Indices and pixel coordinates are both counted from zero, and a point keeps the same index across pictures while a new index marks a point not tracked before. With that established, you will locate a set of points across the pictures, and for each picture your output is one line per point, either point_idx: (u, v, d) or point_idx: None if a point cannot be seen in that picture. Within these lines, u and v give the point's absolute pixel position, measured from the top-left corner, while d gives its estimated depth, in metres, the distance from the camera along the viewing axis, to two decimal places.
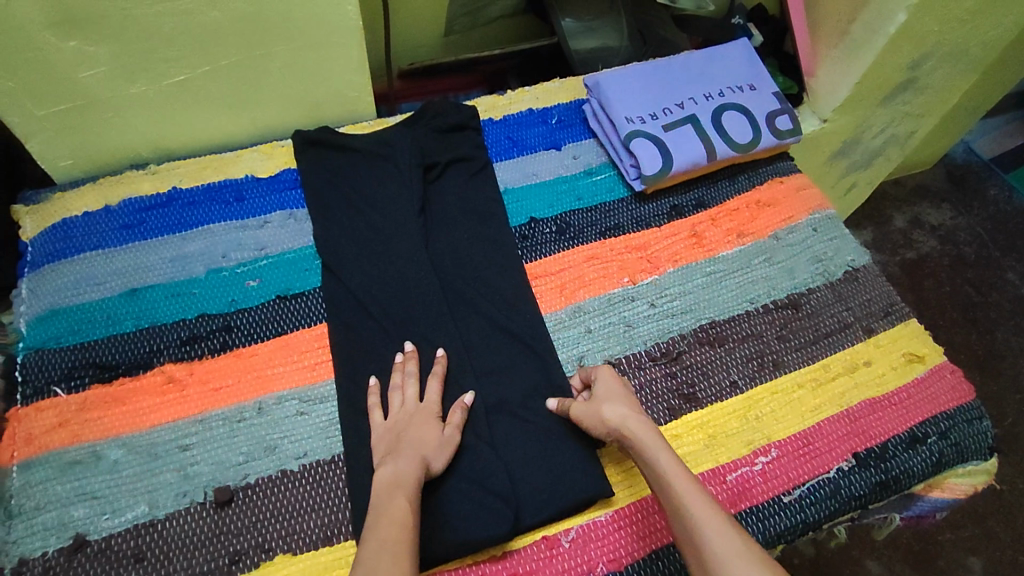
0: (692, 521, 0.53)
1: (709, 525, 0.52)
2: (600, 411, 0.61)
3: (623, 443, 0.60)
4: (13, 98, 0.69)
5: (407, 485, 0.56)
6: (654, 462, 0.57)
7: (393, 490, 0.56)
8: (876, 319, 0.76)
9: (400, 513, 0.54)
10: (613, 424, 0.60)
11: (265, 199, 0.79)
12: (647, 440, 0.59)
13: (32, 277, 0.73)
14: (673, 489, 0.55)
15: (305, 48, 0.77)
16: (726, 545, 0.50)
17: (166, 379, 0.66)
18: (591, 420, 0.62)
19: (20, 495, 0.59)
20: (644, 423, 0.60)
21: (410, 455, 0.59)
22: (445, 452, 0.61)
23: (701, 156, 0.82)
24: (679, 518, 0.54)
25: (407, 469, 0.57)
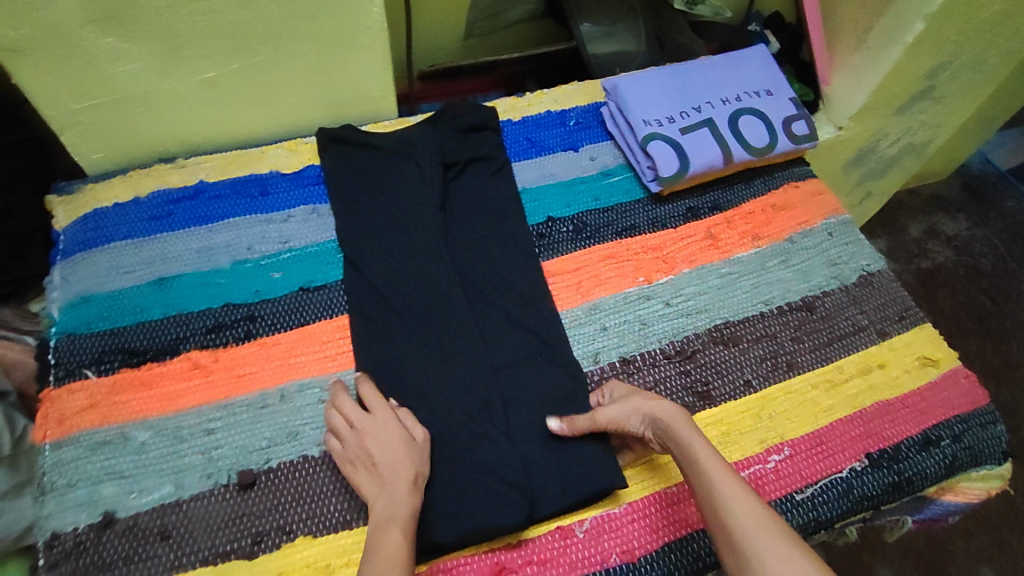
0: (721, 500, 0.54)
1: (740, 509, 0.53)
2: (631, 404, 0.63)
3: (655, 428, 0.61)
4: (51, 91, 0.72)
5: (400, 519, 0.56)
6: (685, 443, 0.58)
7: (387, 525, 0.55)
8: (890, 323, 0.77)
9: (397, 550, 0.53)
10: (646, 412, 0.62)
11: (290, 193, 0.81)
12: (678, 422, 0.60)
13: (65, 264, 0.75)
14: (704, 468, 0.56)
15: (331, 47, 0.79)
16: (756, 524, 0.52)
17: (192, 365, 0.68)
18: (625, 417, 0.63)
19: (53, 472, 0.62)
20: (675, 407, 0.62)
21: (400, 476, 0.59)
22: (427, 459, 0.61)
23: (717, 159, 0.83)
24: (707, 497, 0.55)
25: (399, 499, 0.57)
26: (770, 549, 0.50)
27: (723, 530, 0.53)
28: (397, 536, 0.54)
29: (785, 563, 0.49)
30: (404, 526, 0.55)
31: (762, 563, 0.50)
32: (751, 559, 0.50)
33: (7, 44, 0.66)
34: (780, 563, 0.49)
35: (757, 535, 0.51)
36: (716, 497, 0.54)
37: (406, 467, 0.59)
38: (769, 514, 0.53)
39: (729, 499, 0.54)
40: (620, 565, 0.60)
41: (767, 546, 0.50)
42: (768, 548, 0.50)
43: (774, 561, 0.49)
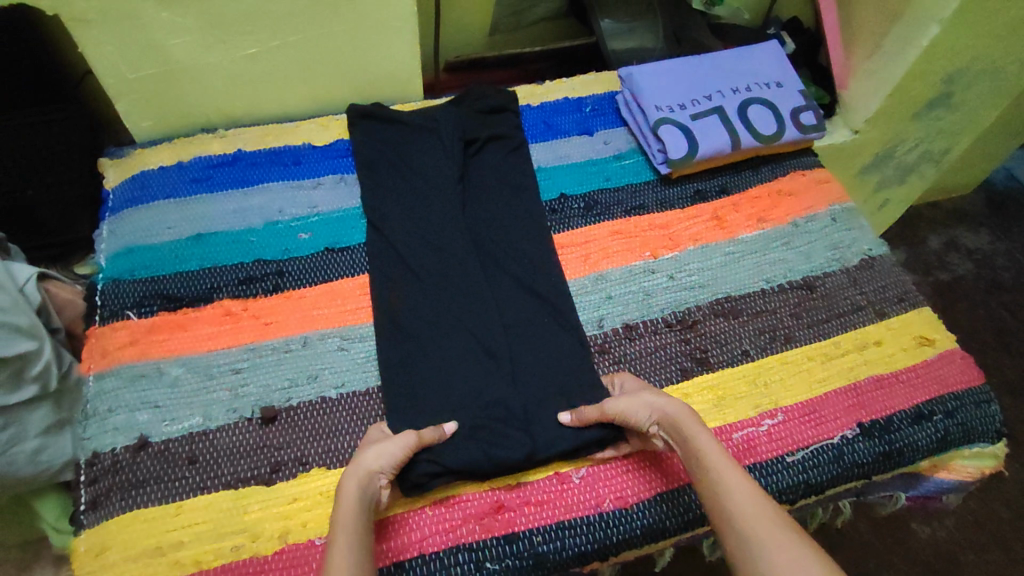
0: (726, 493, 0.54)
1: (748, 508, 0.53)
2: (641, 398, 0.64)
3: (662, 422, 0.62)
4: (110, 60, 0.79)
5: (349, 528, 0.52)
6: (691, 437, 0.59)
7: (335, 534, 0.52)
8: (889, 304, 0.79)
9: (346, 554, 0.50)
10: (653, 406, 0.63)
11: (321, 164, 0.87)
12: (684, 417, 0.60)
13: (112, 219, 0.82)
14: (710, 462, 0.56)
15: (364, 29, 0.86)
16: (761, 517, 0.52)
17: (224, 312, 0.74)
18: (634, 409, 0.63)
19: (95, 400, 0.68)
20: (681, 404, 0.62)
21: (352, 478, 0.57)
22: (393, 450, 0.60)
23: (725, 144, 0.86)
24: (713, 491, 0.55)
25: (346, 506, 0.54)
26: (774, 539, 0.50)
27: (726, 522, 0.53)
28: (345, 542, 0.51)
29: (792, 555, 0.49)
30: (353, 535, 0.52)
31: (765, 551, 0.50)
32: (756, 549, 0.50)
33: (77, 13, 0.73)
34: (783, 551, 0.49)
35: (760, 526, 0.51)
36: (722, 491, 0.55)
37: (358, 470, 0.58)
38: (773, 507, 0.53)
39: (736, 497, 0.54)
40: (613, 511, 0.63)
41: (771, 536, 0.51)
42: (771, 538, 0.51)
43: (779, 553, 0.49)
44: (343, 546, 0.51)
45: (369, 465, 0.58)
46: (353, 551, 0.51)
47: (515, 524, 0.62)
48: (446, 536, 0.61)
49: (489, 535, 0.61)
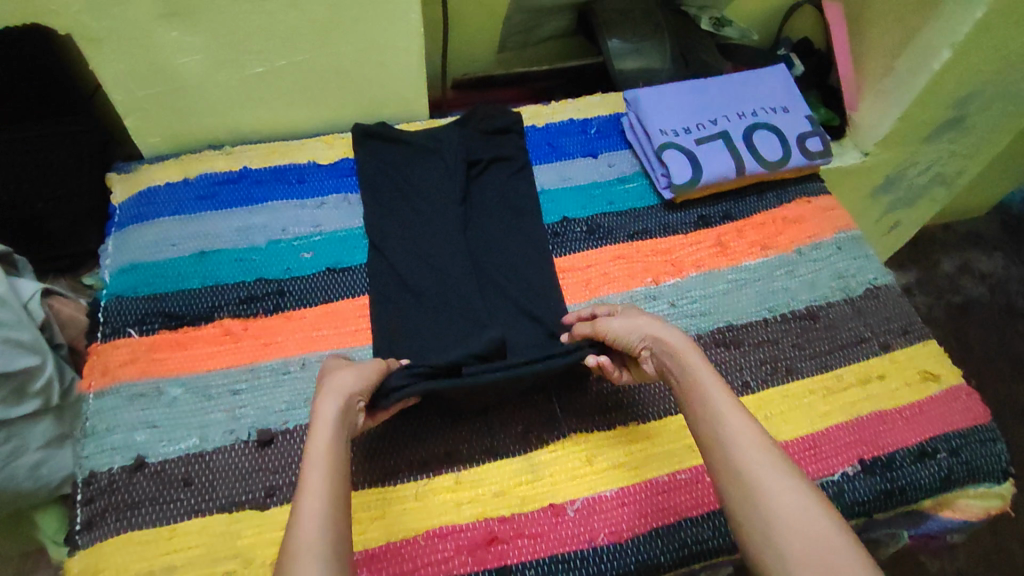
0: (729, 430, 0.57)
1: (750, 448, 0.56)
2: (637, 326, 0.67)
3: (664, 354, 0.64)
4: (119, 77, 0.79)
5: (322, 458, 0.54)
6: (692, 371, 0.62)
7: (307, 464, 0.54)
8: (894, 336, 0.78)
9: (315, 487, 0.52)
10: (653, 336, 0.66)
11: (325, 182, 0.87)
12: (689, 354, 0.63)
13: (118, 235, 0.82)
14: (715, 401, 0.59)
15: (371, 50, 0.86)
16: (763, 459, 0.55)
17: (224, 331, 0.74)
18: (628, 331, 0.67)
19: (94, 417, 0.68)
20: (684, 340, 0.65)
21: (330, 404, 0.58)
22: (369, 376, 0.63)
23: (730, 169, 0.86)
24: (715, 427, 0.58)
25: (320, 438, 0.56)
26: (767, 465, 0.54)
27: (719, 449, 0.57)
28: (319, 474, 0.53)
29: (791, 498, 0.52)
30: (326, 466, 0.53)
31: (757, 477, 0.54)
32: (753, 486, 0.53)
33: (88, 32, 0.74)
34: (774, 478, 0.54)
35: (753, 454, 0.55)
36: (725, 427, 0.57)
37: (336, 395, 0.59)
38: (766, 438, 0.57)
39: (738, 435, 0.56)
40: (607, 545, 0.63)
41: (764, 464, 0.54)
42: (773, 481, 0.53)
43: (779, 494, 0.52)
44: (315, 478, 0.53)
45: (347, 389, 0.60)
46: (324, 486, 0.52)
47: (507, 556, 0.61)
48: (438, 567, 0.60)
49: (481, 568, 0.61)
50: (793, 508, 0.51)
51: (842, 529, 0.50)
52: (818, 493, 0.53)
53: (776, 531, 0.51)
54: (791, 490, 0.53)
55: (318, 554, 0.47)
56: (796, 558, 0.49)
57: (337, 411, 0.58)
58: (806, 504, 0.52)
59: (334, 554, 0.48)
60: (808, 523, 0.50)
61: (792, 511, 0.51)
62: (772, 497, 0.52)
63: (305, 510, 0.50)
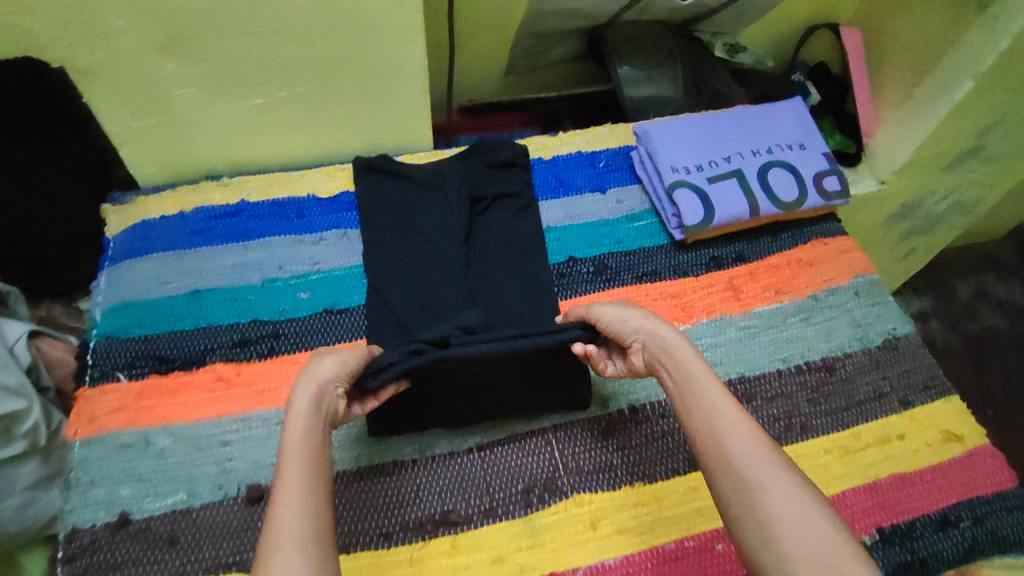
0: (723, 425, 0.55)
1: (745, 444, 0.54)
2: (631, 318, 0.65)
3: (654, 347, 0.62)
4: (114, 109, 0.77)
5: (300, 452, 0.52)
6: (686, 370, 0.60)
7: (285, 459, 0.51)
8: (914, 392, 0.75)
9: (293, 483, 0.50)
10: (643, 328, 0.63)
11: (324, 217, 0.85)
12: (679, 348, 0.61)
13: (110, 270, 0.80)
14: (706, 396, 0.57)
15: (374, 81, 0.83)
16: (758, 455, 0.53)
17: (215, 377, 0.72)
18: (622, 321, 0.65)
19: (78, 469, 0.66)
20: (674, 333, 0.63)
21: (303, 395, 0.55)
22: (349, 361, 0.59)
23: (744, 210, 0.82)
24: (707, 423, 0.56)
25: (297, 431, 0.53)
26: (765, 465, 0.53)
27: (714, 448, 0.55)
28: (295, 469, 0.51)
29: (788, 494, 0.51)
30: (304, 460, 0.51)
31: (755, 477, 0.52)
32: (749, 483, 0.52)
33: (81, 66, 0.71)
34: (773, 478, 0.52)
35: (749, 449, 0.54)
36: (718, 424, 0.56)
37: (312, 383, 0.56)
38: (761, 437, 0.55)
39: (731, 431, 0.55)
40: None
41: (762, 464, 0.53)
42: (768, 478, 0.52)
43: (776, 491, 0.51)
44: (292, 474, 0.50)
45: (322, 377, 0.57)
46: (302, 482, 0.50)
47: None
48: None
49: None
50: (794, 510, 0.50)
51: (842, 528, 0.49)
52: (816, 493, 0.51)
53: (779, 532, 0.49)
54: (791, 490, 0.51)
55: (299, 551, 0.46)
56: (797, 555, 0.48)
57: (313, 401, 0.55)
58: (807, 505, 0.50)
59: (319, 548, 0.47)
60: (809, 524, 0.49)
61: (789, 509, 0.50)
62: (772, 499, 0.50)
63: (283, 506, 0.48)
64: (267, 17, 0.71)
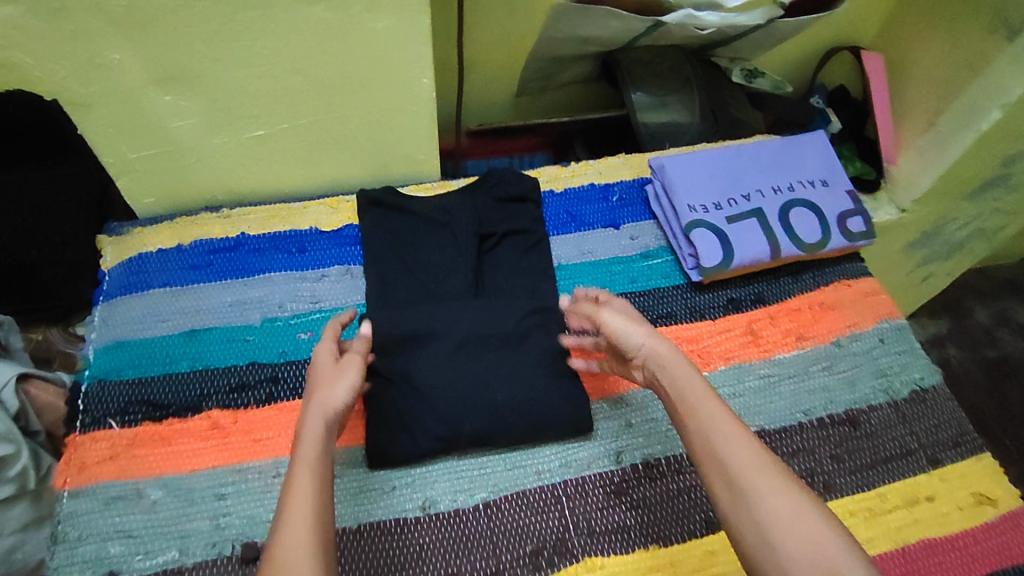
0: (717, 437, 0.53)
1: (742, 454, 0.52)
2: (636, 329, 0.63)
3: (651, 361, 0.61)
4: (110, 141, 0.74)
5: (311, 462, 0.52)
6: (681, 378, 0.58)
7: (294, 467, 0.51)
8: (944, 449, 0.72)
9: (307, 491, 0.49)
10: (643, 340, 0.62)
11: (327, 252, 0.82)
12: (675, 360, 0.60)
13: (104, 307, 0.77)
14: (700, 405, 0.55)
15: (380, 112, 0.80)
16: (755, 466, 0.51)
17: (211, 425, 0.69)
18: (626, 332, 0.63)
19: (66, 523, 0.63)
20: (671, 345, 0.61)
21: (315, 410, 0.56)
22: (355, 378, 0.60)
23: (764, 251, 0.79)
24: (703, 435, 0.54)
25: (309, 437, 0.53)
26: (761, 472, 0.51)
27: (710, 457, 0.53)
28: (308, 477, 0.50)
29: (785, 502, 0.49)
30: (316, 470, 0.51)
31: (753, 486, 0.50)
32: (747, 494, 0.50)
33: (76, 98, 0.68)
34: (770, 486, 0.50)
35: (746, 459, 0.51)
36: (713, 435, 0.53)
37: (326, 399, 0.57)
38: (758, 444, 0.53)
39: (726, 441, 0.53)
40: None
41: (758, 472, 0.51)
42: (768, 488, 0.50)
43: (774, 501, 0.49)
44: (303, 483, 0.50)
45: (337, 401, 0.58)
46: (312, 495, 0.49)
47: None
48: None
49: None
50: (792, 519, 0.48)
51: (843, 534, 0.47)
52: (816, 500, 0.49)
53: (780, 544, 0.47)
54: (789, 498, 0.49)
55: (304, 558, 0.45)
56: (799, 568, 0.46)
57: (326, 417, 0.56)
58: (806, 513, 0.48)
59: (324, 555, 0.46)
60: (809, 533, 0.47)
61: (787, 521, 0.48)
62: (770, 509, 0.49)
63: (293, 512, 0.48)
64: (270, 50, 0.68)
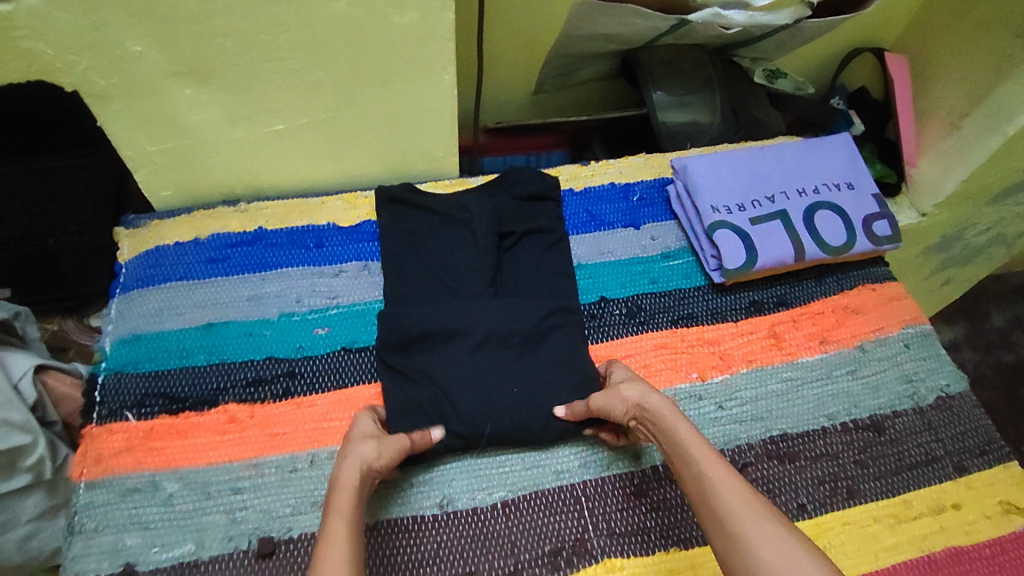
0: (710, 484, 0.52)
1: (733, 500, 0.51)
2: (621, 391, 0.63)
3: (644, 417, 0.60)
4: (130, 134, 0.74)
5: (346, 511, 0.52)
6: (670, 426, 0.58)
7: (330, 516, 0.52)
8: (970, 457, 0.70)
9: (340, 539, 0.49)
10: (632, 402, 0.61)
11: (344, 247, 0.81)
12: (663, 412, 0.59)
13: (122, 299, 0.76)
14: (690, 454, 0.55)
15: (400, 108, 0.79)
16: (747, 511, 0.50)
17: (228, 419, 0.68)
18: (612, 405, 0.63)
19: (83, 514, 0.63)
20: (663, 399, 0.61)
21: (349, 463, 0.56)
22: (390, 447, 0.60)
23: (788, 254, 0.78)
24: (697, 483, 0.53)
25: (345, 486, 0.54)
26: (754, 514, 0.49)
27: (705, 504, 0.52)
28: (342, 523, 0.51)
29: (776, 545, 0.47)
30: (351, 518, 0.51)
31: (746, 529, 0.49)
32: (738, 541, 0.48)
33: (96, 91, 0.68)
34: (764, 529, 0.48)
35: (737, 505, 0.50)
36: (706, 483, 0.53)
37: (360, 454, 0.57)
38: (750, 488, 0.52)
39: (719, 488, 0.52)
40: None
41: (752, 515, 0.49)
42: (760, 533, 0.48)
43: (764, 544, 0.47)
44: (337, 530, 0.50)
45: (370, 456, 0.58)
46: (346, 544, 0.49)
47: None
48: None
49: None
50: (784, 562, 0.46)
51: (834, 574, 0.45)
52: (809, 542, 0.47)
53: None
54: (778, 538, 0.48)
55: None
56: None
57: (359, 470, 0.56)
58: (796, 553, 0.46)
59: None
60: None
61: (778, 564, 0.46)
62: (762, 553, 0.47)
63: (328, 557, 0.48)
64: (291, 44, 0.68)
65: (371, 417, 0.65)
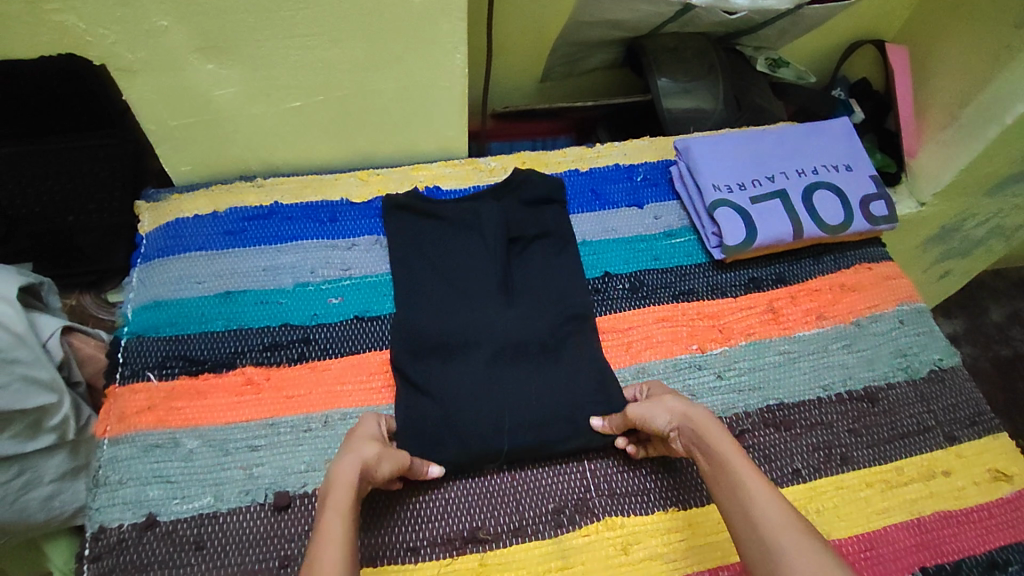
0: (747, 494, 0.52)
1: (770, 512, 0.50)
2: (664, 402, 0.63)
3: (684, 428, 0.61)
4: (153, 108, 0.76)
5: (343, 509, 0.52)
6: (710, 436, 0.58)
7: (326, 514, 0.51)
8: (961, 427, 0.73)
9: (337, 538, 0.49)
10: (675, 411, 0.62)
11: (357, 222, 0.84)
12: (705, 424, 0.59)
13: (144, 267, 0.79)
14: (729, 464, 0.55)
15: (412, 87, 0.82)
16: (783, 524, 0.49)
17: (245, 380, 0.71)
18: (653, 414, 0.63)
19: (107, 467, 0.66)
20: (705, 413, 0.61)
21: (348, 463, 0.56)
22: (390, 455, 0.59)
23: (787, 232, 0.80)
24: (733, 492, 0.53)
25: (343, 484, 0.54)
26: (790, 529, 0.48)
27: (741, 514, 0.52)
28: (339, 521, 0.50)
29: (812, 557, 0.46)
30: (348, 516, 0.51)
31: (781, 540, 0.48)
32: (772, 552, 0.48)
33: (123, 64, 0.71)
34: (800, 542, 0.47)
35: (774, 516, 0.50)
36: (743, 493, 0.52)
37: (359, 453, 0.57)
38: (787, 502, 0.51)
39: (755, 499, 0.52)
40: None
41: (788, 528, 0.48)
42: (796, 545, 0.47)
43: (799, 556, 0.46)
44: (334, 529, 0.50)
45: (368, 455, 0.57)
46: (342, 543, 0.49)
47: None
48: None
49: None
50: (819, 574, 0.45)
51: None
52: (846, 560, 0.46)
53: None
54: (815, 552, 0.46)
55: None
56: None
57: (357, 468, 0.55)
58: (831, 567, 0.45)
59: None
60: None
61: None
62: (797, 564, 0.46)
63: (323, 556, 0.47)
64: (310, 21, 0.70)
65: (378, 421, 0.65)
